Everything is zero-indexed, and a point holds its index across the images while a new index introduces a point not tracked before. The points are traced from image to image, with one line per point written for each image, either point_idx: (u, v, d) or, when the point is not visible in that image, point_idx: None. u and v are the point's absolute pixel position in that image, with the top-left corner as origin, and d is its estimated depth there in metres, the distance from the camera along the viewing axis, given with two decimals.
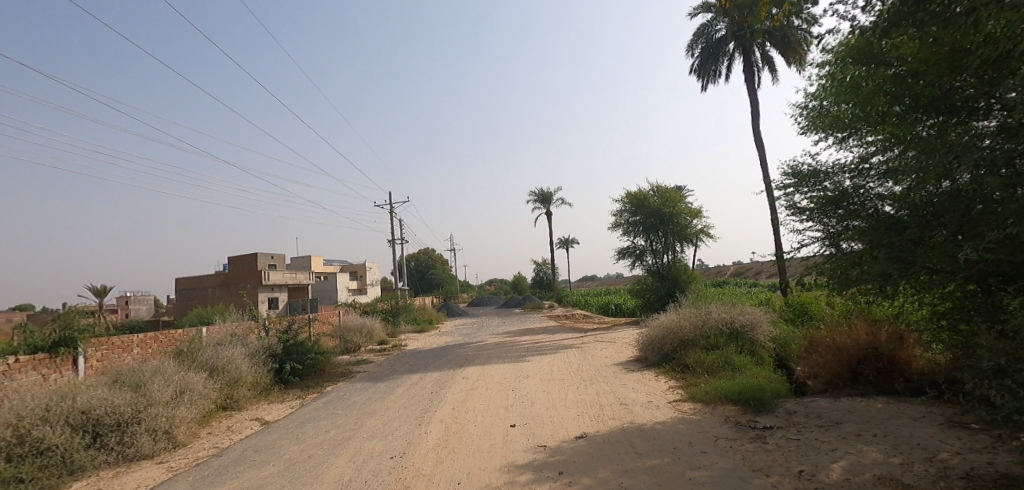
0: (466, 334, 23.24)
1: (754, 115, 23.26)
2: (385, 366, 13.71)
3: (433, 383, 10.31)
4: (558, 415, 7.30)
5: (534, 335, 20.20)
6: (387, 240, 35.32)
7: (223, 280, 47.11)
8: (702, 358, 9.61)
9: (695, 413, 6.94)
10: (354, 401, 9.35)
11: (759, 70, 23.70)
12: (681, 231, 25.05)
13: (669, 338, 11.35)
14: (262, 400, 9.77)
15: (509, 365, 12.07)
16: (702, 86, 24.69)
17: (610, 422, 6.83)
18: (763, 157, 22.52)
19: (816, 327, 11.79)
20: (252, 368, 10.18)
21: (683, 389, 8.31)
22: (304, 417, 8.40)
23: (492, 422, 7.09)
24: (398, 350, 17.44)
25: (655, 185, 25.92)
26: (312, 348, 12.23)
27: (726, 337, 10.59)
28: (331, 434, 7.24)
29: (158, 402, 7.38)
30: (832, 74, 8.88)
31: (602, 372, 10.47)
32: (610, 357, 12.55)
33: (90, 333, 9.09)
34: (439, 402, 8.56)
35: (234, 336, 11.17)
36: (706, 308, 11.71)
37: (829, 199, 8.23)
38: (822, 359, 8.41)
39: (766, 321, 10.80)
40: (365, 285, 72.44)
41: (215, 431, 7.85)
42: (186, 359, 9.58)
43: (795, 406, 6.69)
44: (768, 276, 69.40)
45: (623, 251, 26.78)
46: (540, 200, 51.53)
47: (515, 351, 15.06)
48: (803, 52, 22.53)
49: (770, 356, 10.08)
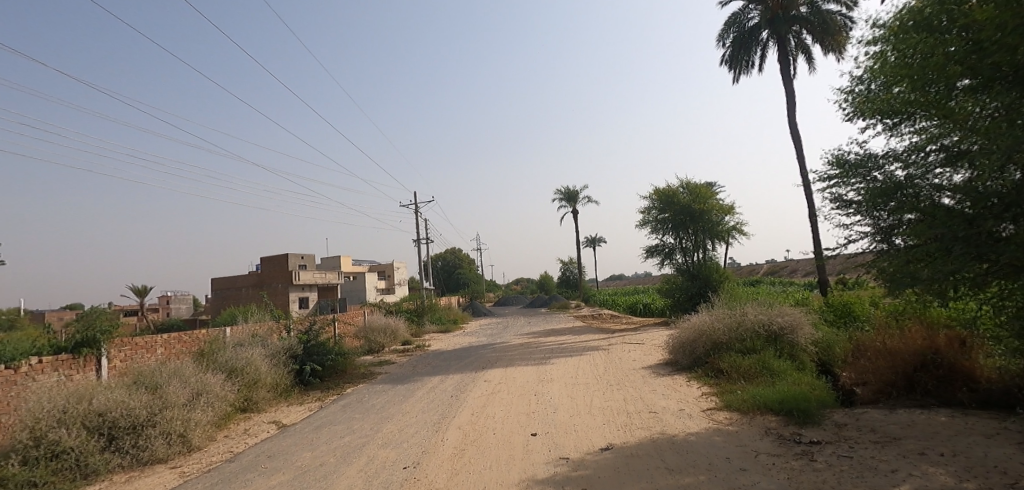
0: (490, 334, 22.93)
1: (789, 106, 22.25)
2: (407, 367, 13.48)
3: (454, 387, 9.99)
4: (582, 423, 6.85)
5: (560, 336, 19.76)
6: (413, 241, 35.37)
7: (255, 280, 48.11)
8: (737, 362, 9.02)
9: (731, 423, 6.42)
10: (373, 404, 9.12)
11: (794, 59, 22.68)
12: (712, 228, 24.18)
13: (701, 340, 10.76)
14: (282, 402, 9.63)
15: (532, 368, 11.67)
16: (734, 78, 23.78)
17: (638, 432, 6.36)
18: (799, 150, 21.51)
19: (861, 330, 11.02)
20: (271, 369, 10.06)
21: (717, 396, 7.76)
22: (322, 421, 8.21)
23: (513, 431, 6.70)
24: (421, 350, 17.22)
25: (685, 181, 25.13)
26: (333, 349, 12.07)
27: (764, 340, 9.95)
28: (346, 440, 7.00)
29: (174, 405, 7.25)
30: (880, 56, 8.24)
31: (630, 376, 9.96)
32: (638, 360, 12.01)
33: (112, 333, 9.09)
34: (458, 407, 8.23)
35: (255, 337, 11.10)
36: (741, 309, 11.07)
37: (878, 191, 7.61)
38: (872, 364, 7.77)
39: (808, 323, 10.10)
40: (392, 284, 73.16)
41: (231, 435, 7.70)
42: (207, 359, 9.52)
43: (844, 418, 6.09)
44: (805, 274, 67.02)
45: (651, 249, 26.04)
46: (567, 198, 50.98)
47: (540, 352, 14.64)
48: (842, 39, 21.43)
49: (813, 361, 9.41)
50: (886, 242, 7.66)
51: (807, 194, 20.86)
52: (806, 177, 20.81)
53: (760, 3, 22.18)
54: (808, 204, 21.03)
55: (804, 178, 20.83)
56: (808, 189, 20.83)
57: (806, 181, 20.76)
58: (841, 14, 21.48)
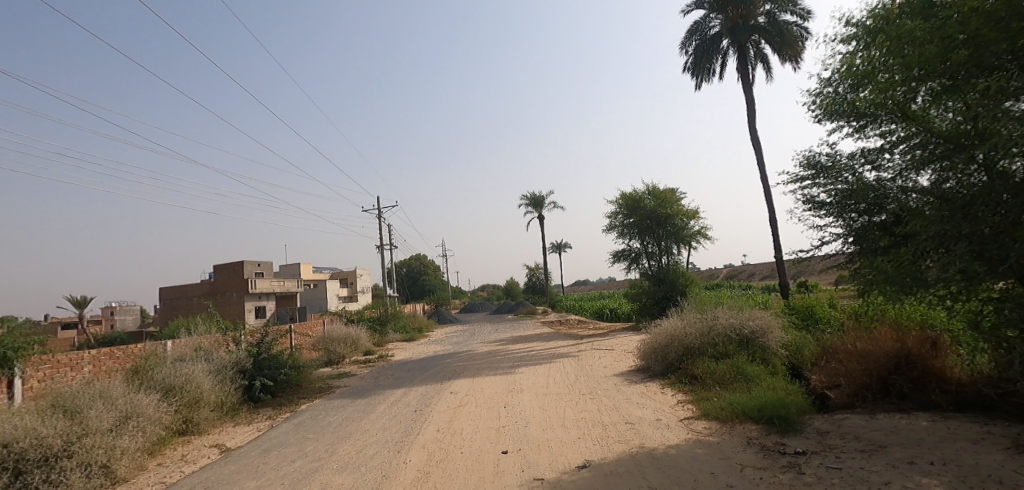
0: (456, 342, 22.29)
1: (750, 113, 22.66)
2: (368, 379, 12.76)
3: (418, 400, 9.40)
4: (556, 438, 6.41)
5: (528, 343, 19.34)
6: (376, 247, 34.35)
7: (208, 289, 45.81)
8: (711, 368, 8.79)
9: (711, 434, 6.11)
10: (329, 422, 8.43)
11: (754, 68, 23.15)
12: (677, 233, 24.34)
13: (673, 346, 10.53)
14: (227, 422, 8.82)
15: (501, 378, 11.18)
16: (696, 85, 24.09)
17: (615, 446, 5.97)
18: (760, 156, 21.90)
19: (828, 332, 11.04)
20: (215, 386, 9.21)
21: (694, 404, 7.47)
22: (272, 443, 7.48)
23: (482, 449, 6.20)
24: (384, 361, 16.44)
25: (650, 187, 25.25)
26: (287, 362, 11.25)
27: (736, 344, 9.79)
28: (296, 464, 6.32)
29: (96, 432, 6.41)
30: (848, 59, 8.18)
31: (602, 384, 9.61)
32: (609, 367, 11.70)
33: (28, 350, 8.11)
34: (422, 423, 7.65)
35: (199, 351, 10.21)
36: (711, 313, 10.92)
37: (847, 192, 7.54)
38: (845, 367, 7.64)
39: (778, 327, 10.00)
40: (355, 292, 71.30)
41: (166, 462, 6.91)
42: (140, 377, 8.62)
43: (826, 425, 5.88)
44: (763, 278, 69.04)
45: (617, 254, 26.03)
46: (532, 204, 50.84)
47: (508, 360, 14.15)
48: (799, 49, 21.97)
49: (784, 365, 9.29)
50: (857, 244, 7.59)
51: (768, 199, 21.22)
52: (767, 183, 21.19)
53: (721, 13, 22.56)
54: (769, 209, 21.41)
55: (765, 184, 21.19)
56: (768, 195, 21.21)
57: (767, 187, 21.13)
58: (798, 25, 22.03)
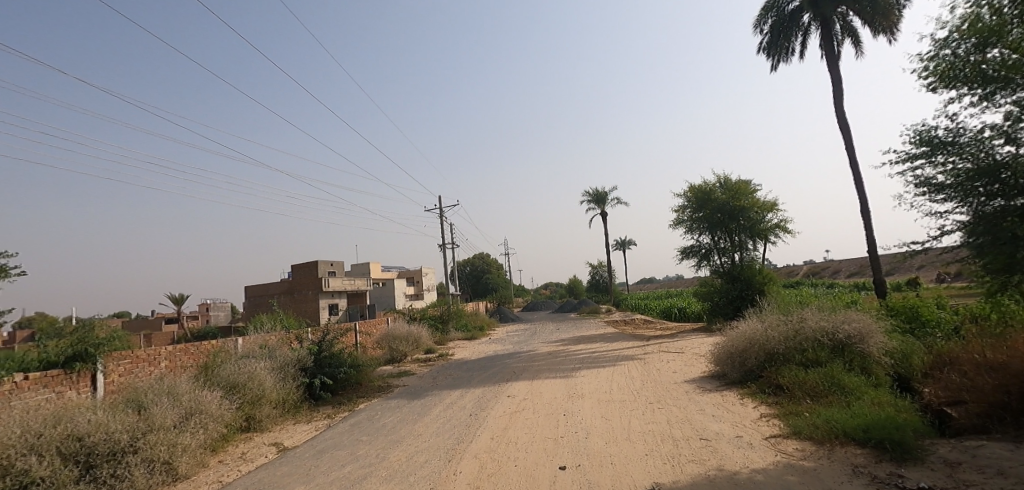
0: (518, 342, 21.91)
1: (835, 93, 20.61)
2: (427, 379, 12.62)
3: (474, 403, 9.03)
4: (620, 454, 5.77)
5: (591, 343, 18.56)
6: (439, 246, 34.69)
7: (286, 287, 48.40)
8: (800, 377, 7.76)
9: (806, 457, 5.24)
10: (385, 423, 8.26)
11: (839, 43, 21.05)
12: (753, 227, 22.61)
13: (752, 350, 9.47)
14: (289, 420, 8.89)
15: (562, 381, 10.61)
16: (773, 66, 22.26)
17: (689, 466, 5.27)
18: (848, 140, 19.85)
19: (939, 338, 9.57)
20: (278, 383, 9.31)
21: (780, 419, 6.57)
22: (327, 444, 7.36)
23: (537, 462, 5.68)
24: (444, 360, 16.31)
25: (722, 178, 23.66)
26: (347, 361, 11.27)
27: (828, 351, 8.64)
28: (347, 469, 6.13)
29: (159, 428, 6.47)
30: (972, 13, 6.92)
31: (671, 392, 8.79)
32: (679, 372, 10.80)
33: (108, 346, 8.51)
34: (476, 430, 7.26)
35: (265, 348, 10.43)
36: (797, 314, 9.77)
37: (974, 171, 6.35)
38: (974, 382, 6.43)
39: (879, 331, 8.75)
40: (421, 290, 73.04)
41: (226, 460, 6.93)
42: (208, 374, 8.84)
43: (954, 454, 4.89)
44: (848, 275, 63.86)
45: (686, 250, 24.60)
46: (595, 200, 49.62)
47: (570, 362, 13.52)
48: (894, 19, 19.64)
49: (888, 375, 8.09)
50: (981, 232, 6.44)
51: (858, 187, 19.18)
52: (857, 169, 19.15)
53: None
54: (860, 198, 19.34)
55: (854, 171, 19.15)
56: (859, 183, 19.16)
57: (857, 173, 19.09)
58: None
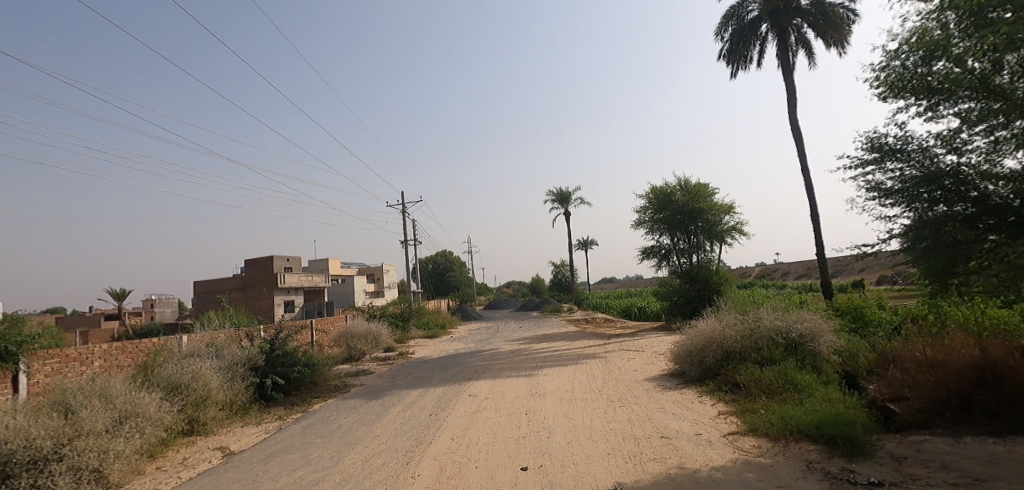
0: (480, 340, 21.73)
1: (790, 102, 21.37)
2: (385, 378, 12.28)
3: (434, 403, 8.81)
4: (582, 453, 5.71)
5: (553, 342, 18.60)
6: (400, 242, 34.07)
7: (238, 283, 46.52)
8: (756, 375, 7.92)
9: (763, 454, 5.31)
10: (340, 425, 7.94)
11: (794, 54, 21.84)
12: (711, 229, 23.20)
13: (710, 349, 9.61)
14: (236, 422, 8.45)
15: (523, 380, 10.51)
16: (732, 73, 22.89)
17: (651, 465, 5.25)
18: (800, 146, 20.62)
19: (883, 337, 10.01)
20: (225, 384, 8.83)
21: (738, 416, 6.67)
22: (277, 447, 7.01)
23: (499, 464, 5.55)
24: (403, 359, 15.96)
25: (682, 180, 24.18)
26: (301, 360, 10.83)
27: (782, 349, 8.87)
28: (297, 474, 5.83)
29: (89, 433, 5.98)
30: (921, 27, 7.23)
31: (632, 390, 8.84)
32: (639, 371, 10.90)
33: (33, 344, 7.85)
34: (436, 431, 7.06)
35: (211, 346, 9.90)
36: (753, 314, 10.01)
37: (919, 177, 6.62)
38: (915, 379, 6.71)
39: (829, 330, 9.06)
40: (381, 288, 71.77)
41: (165, 466, 6.50)
42: (147, 375, 8.29)
43: (901, 449, 5.05)
44: (797, 277, 66.77)
45: (647, 250, 25.01)
46: (558, 200, 49.94)
47: (532, 360, 13.46)
48: (845, 33, 20.52)
49: (837, 373, 8.37)
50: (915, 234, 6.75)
51: (809, 192, 19.95)
52: (808, 175, 19.92)
53: None
54: (810, 202, 20.13)
55: (806, 176, 19.91)
56: (810, 188, 19.94)
57: (808, 179, 19.85)
58: (844, 7, 20.60)
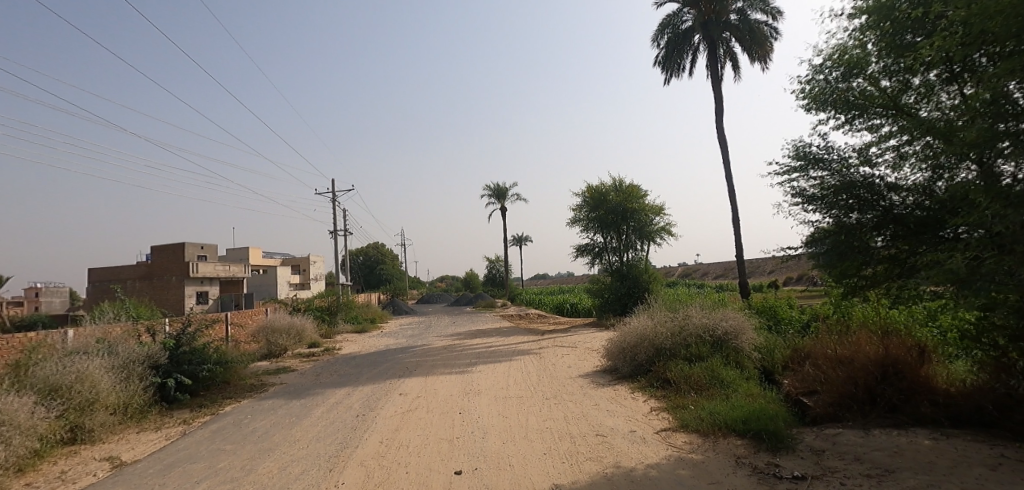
0: (411, 335, 21.17)
1: (717, 111, 22.43)
2: (309, 376, 11.57)
3: (362, 402, 8.37)
4: (517, 454, 5.57)
5: (486, 337, 18.45)
6: (329, 233, 32.55)
7: (144, 272, 42.63)
8: (685, 371, 8.14)
9: (694, 450, 5.41)
10: (255, 428, 7.34)
11: (723, 65, 22.95)
12: (641, 228, 23.96)
13: (642, 346, 9.81)
14: (130, 428, 7.66)
15: (457, 377, 10.25)
16: (666, 80, 23.71)
17: (586, 464, 5.19)
18: (725, 154, 21.72)
19: (796, 335, 10.69)
20: (117, 385, 7.95)
21: (669, 412, 6.79)
22: (178, 456, 6.34)
23: (431, 467, 5.29)
24: (330, 355, 15.18)
25: (616, 181, 24.78)
26: (213, 357, 9.96)
27: (709, 346, 9.21)
28: (202, 486, 5.29)
29: None
30: (844, 45, 7.62)
31: (566, 386, 8.83)
32: (572, 367, 10.97)
33: None
34: (363, 433, 6.68)
35: (103, 341, 8.90)
36: (682, 312, 10.33)
37: (836, 186, 6.99)
38: (826, 374, 7.12)
39: (750, 328, 9.52)
40: (307, 280, 68.56)
41: (37, 482, 5.77)
42: (19, 376, 7.30)
43: (819, 443, 5.31)
44: (715, 277, 71.01)
45: (581, 248, 25.44)
46: (495, 195, 49.85)
47: (465, 356, 13.21)
48: (769, 49, 21.80)
49: (757, 368, 8.80)
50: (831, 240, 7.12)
51: (732, 197, 21.07)
52: (731, 181, 21.03)
53: (694, 7, 22.16)
54: (733, 207, 21.28)
55: (729, 182, 21.01)
56: (732, 194, 21.06)
57: (732, 185, 20.96)
58: (768, 25, 21.88)
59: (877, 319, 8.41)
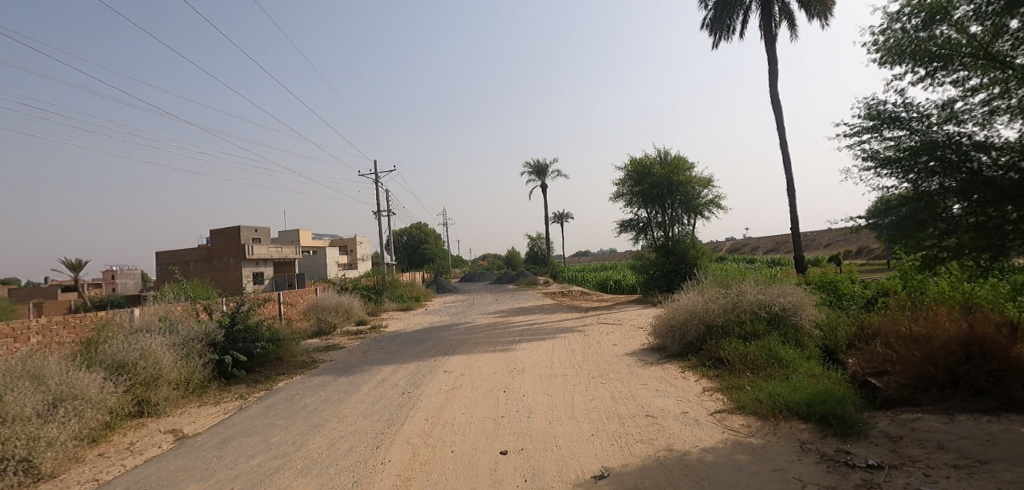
0: (455, 313, 21.33)
1: (771, 74, 21.08)
2: (356, 353, 11.80)
3: (407, 380, 8.42)
4: (564, 434, 5.40)
5: (530, 315, 18.36)
6: (373, 213, 33.09)
7: (204, 254, 44.89)
8: (739, 350, 7.73)
9: (753, 434, 5.07)
10: (305, 404, 7.49)
11: (777, 25, 21.46)
12: (689, 202, 23.07)
13: (692, 323, 9.39)
14: (191, 403, 7.97)
15: (501, 355, 10.17)
16: (714, 43, 22.44)
17: (637, 447, 4.96)
18: (779, 120, 20.45)
19: (861, 311, 10.00)
20: (178, 361, 8.25)
21: (723, 393, 6.44)
22: (234, 431, 6.53)
23: (476, 447, 5.19)
24: (376, 332, 15.47)
25: (661, 153, 23.87)
26: (265, 335, 10.26)
27: (765, 323, 8.72)
28: (255, 461, 5.39)
29: (17, 420, 5.44)
30: None
31: (613, 365, 8.56)
32: (618, 345, 10.69)
33: None
34: (409, 410, 6.67)
35: (166, 320, 9.27)
36: (735, 288, 9.82)
37: (916, 146, 6.28)
38: (899, 353, 6.56)
39: (811, 305, 8.93)
40: (355, 260, 70.51)
41: (108, 453, 6.02)
42: (89, 353, 7.67)
43: (895, 428, 4.87)
44: (766, 251, 68.31)
45: (625, 223, 24.82)
46: (536, 172, 49.31)
47: (509, 334, 13.13)
48: (829, 4, 20.15)
49: (818, 347, 8.26)
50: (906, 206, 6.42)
51: (787, 166, 19.90)
52: (786, 149, 19.83)
53: None
54: (787, 177, 20.11)
55: (784, 151, 19.82)
56: (787, 163, 19.88)
57: (786, 154, 19.77)
58: None
59: (956, 295, 7.71)
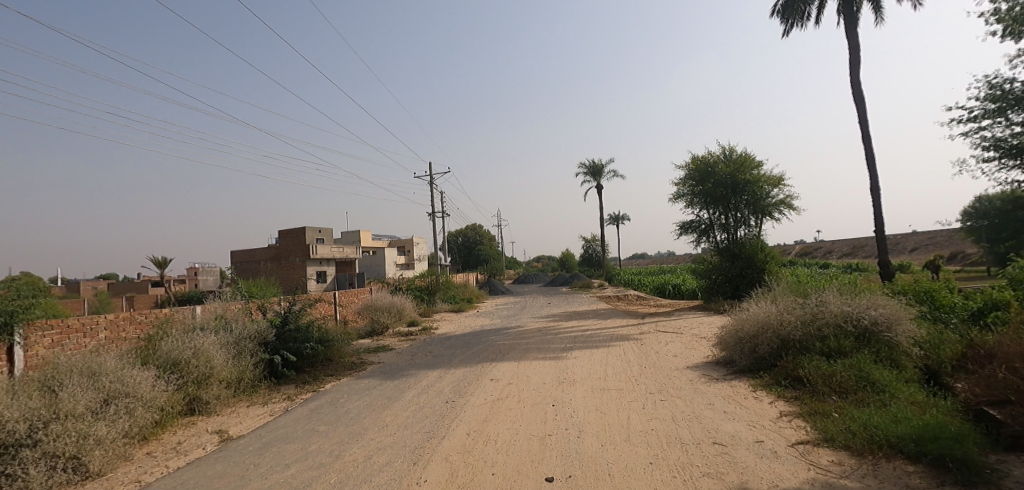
0: (506, 316, 20.96)
1: (851, 63, 19.29)
2: (405, 355, 11.63)
3: (453, 387, 8.05)
4: (619, 461, 4.80)
5: (583, 320, 17.67)
6: (428, 214, 33.34)
7: (272, 253, 47.11)
8: (822, 368, 6.81)
9: (847, 475, 4.28)
10: (349, 410, 7.26)
11: (858, 8, 19.63)
12: (756, 202, 21.55)
13: (764, 336, 8.47)
14: (241, 402, 7.90)
15: (551, 363, 9.63)
16: (786, 31, 20.86)
17: (705, 481, 4.30)
18: (861, 112, 18.65)
19: (967, 328, 8.70)
20: (230, 360, 8.24)
21: (805, 420, 5.62)
22: (277, 434, 6.33)
23: (519, 470, 4.70)
24: (426, 334, 15.34)
25: (725, 150, 22.48)
26: (316, 335, 10.23)
27: (852, 339, 7.70)
28: (291, 471, 5.13)
29: (69, 416, 5.39)
30: None
31: (673, 380, 7.81)
32: (679, 356, 9.87)
33: (28, 313, 7.40)
34: (451, 422, 6.27)
35: (221, 319, 9.37)
36: (816, 297, 8.81)
37: None
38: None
39: (907, 318, 7.81)
40: (412, 260, 72.01)
41: (155, 452, 5.89)
42: (147, 351, 7.77)
43: None
44: (841, 255, 63.66)
45: (685, 225, 23.56)
46: (591, 172, 48.26)
47: (561, 340, 12.56)
48: None
49: (917, 368, 7.16)
50: None
51: (870, 162, 18.10)
52: (869, 144, 18.07)
53: None
54: (871, 174, 18.29)
55: (867, 146, 18.05)
56: (870, 159, 18.10)
57: (869, 149, 18.01)
58: None
59: None
